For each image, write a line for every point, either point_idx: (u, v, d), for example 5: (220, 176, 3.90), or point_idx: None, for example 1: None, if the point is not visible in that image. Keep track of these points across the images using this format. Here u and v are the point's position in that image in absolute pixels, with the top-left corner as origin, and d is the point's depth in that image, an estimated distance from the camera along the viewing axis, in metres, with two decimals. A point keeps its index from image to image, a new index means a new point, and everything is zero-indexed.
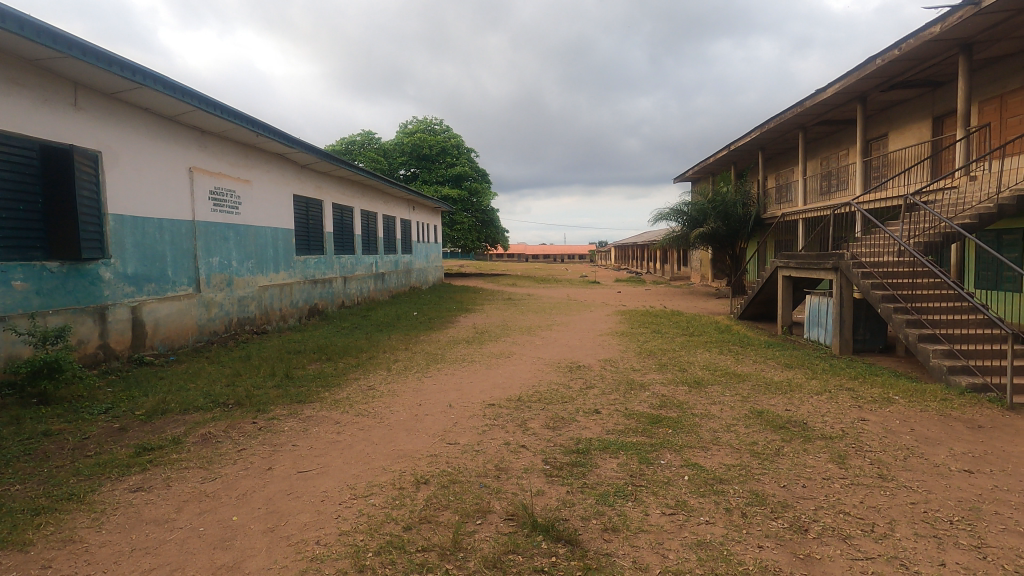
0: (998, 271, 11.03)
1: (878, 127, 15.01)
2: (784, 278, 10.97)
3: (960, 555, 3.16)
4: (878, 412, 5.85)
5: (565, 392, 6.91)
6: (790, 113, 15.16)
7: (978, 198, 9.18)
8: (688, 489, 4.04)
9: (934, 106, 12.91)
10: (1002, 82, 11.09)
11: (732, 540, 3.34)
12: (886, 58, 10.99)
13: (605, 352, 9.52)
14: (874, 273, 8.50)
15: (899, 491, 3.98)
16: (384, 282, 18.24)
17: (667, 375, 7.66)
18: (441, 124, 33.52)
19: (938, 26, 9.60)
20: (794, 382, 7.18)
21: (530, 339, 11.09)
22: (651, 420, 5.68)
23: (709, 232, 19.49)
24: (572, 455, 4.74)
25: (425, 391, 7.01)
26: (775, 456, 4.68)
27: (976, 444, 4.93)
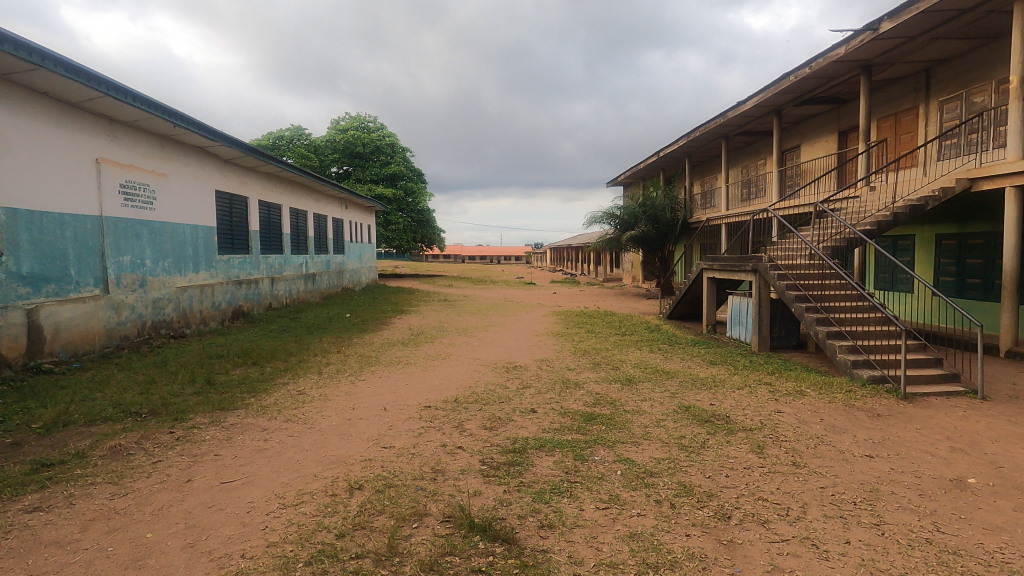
0: (894, 274, 12.10)
1: (792, 139, 16.12)
2: (709, 280, 11.55)
3: (863, 532, 3.45)
4: (792, 405, 6.27)
5: (502, 392, 6.95)
6: (714, 123, 15.99)
7: (877, 207, 10.06)
8: (621, 483, 4.17)
9: (840, 121, 14.03)
10: (896, 102, 12.23)
11: (662, 530, 3.48)
12: (798, 75, 11.83)
13: (541, 352, 9.66)
14: (788, 274, 9.13)
15: (811, 476, 4.29)
16: (315, 283, 17.60)
17: (601, 374, 7.86)
18: (375, 121, 32.75)
19: (843, 48, 10.43)
20: (717, 377, 7.57)
21: (466, 340, 11.06)
22: (585, 417, 5.81)
23: (640, 235, 20.20)
24: (509, 455, 4.76)
25: (358, 395, 6.83)
26: (700, 448, 4.91)
27: (875, 431, 5.39)
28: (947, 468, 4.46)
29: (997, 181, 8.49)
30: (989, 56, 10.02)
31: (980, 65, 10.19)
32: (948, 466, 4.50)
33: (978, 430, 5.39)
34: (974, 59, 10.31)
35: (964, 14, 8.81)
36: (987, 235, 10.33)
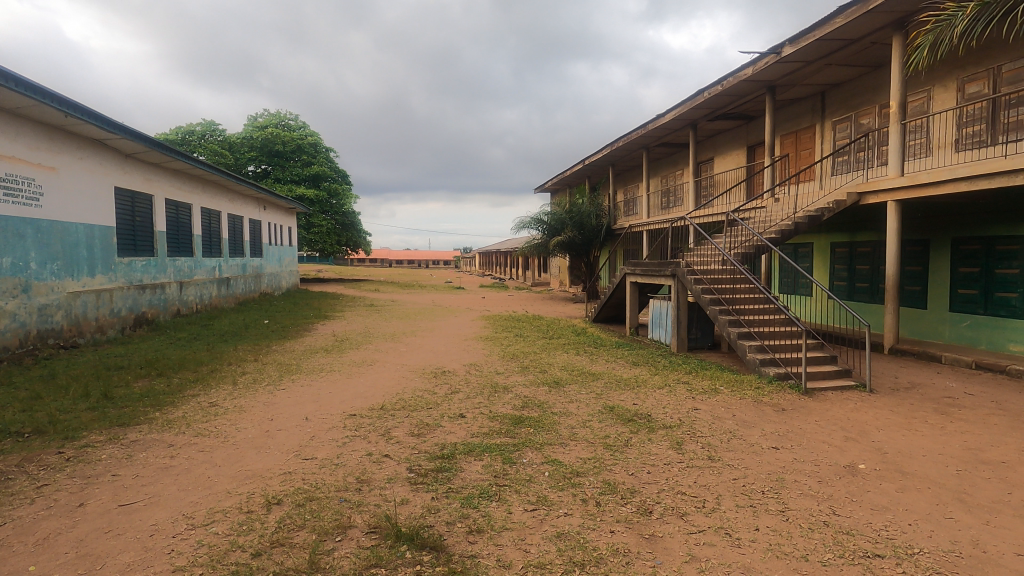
0: (796, 278, 13.13)
1: (706, 152, 17.11)
2: (632, 284, 12.00)
3: (770, 519, 3.70)
4: (708, 402, 6.64)
5: (430, 397, 6.85)
6: (636, 134, 16.70)
7: (781, 217, 10.89)
8: (548, 485, 4.23)
9: (748, 137, 15.09)
10: (796, 121, 13.33)
11: (588, 528, 3.56)
12: (711, 92, 12.60)
13: (469, 357, 9.64)
14: (704, 279, 9.67)
15: (725, 469, 4.55)
16: (229, 288, 16.58)
17: (528, 377, 7.95)
18: (296, 119, 31.44)
19: (750, 69, 11.23)
20: (640, 378, 7.88)
21: (393, 345, 10.83)
22: (513, 420, 5.86)
23: (567, 240, 20.69)
24: (437, 461, 4.70)
25: (277, 405, 6.49)
26: (624, 447, 5.08)
27: (781, 424, 5.81)
28: (841, 456, 4.88)
29: (881, 195, 9.43)
30: (873, 83, 11.15)
31: (866, 90, 11.31)
32: (842, 454, 4.93)
33: (867, 421, 5.95)
34: (861, 84, 11.41)
35: (852, 43, 9.75)
36: (873, 244, 11.45)
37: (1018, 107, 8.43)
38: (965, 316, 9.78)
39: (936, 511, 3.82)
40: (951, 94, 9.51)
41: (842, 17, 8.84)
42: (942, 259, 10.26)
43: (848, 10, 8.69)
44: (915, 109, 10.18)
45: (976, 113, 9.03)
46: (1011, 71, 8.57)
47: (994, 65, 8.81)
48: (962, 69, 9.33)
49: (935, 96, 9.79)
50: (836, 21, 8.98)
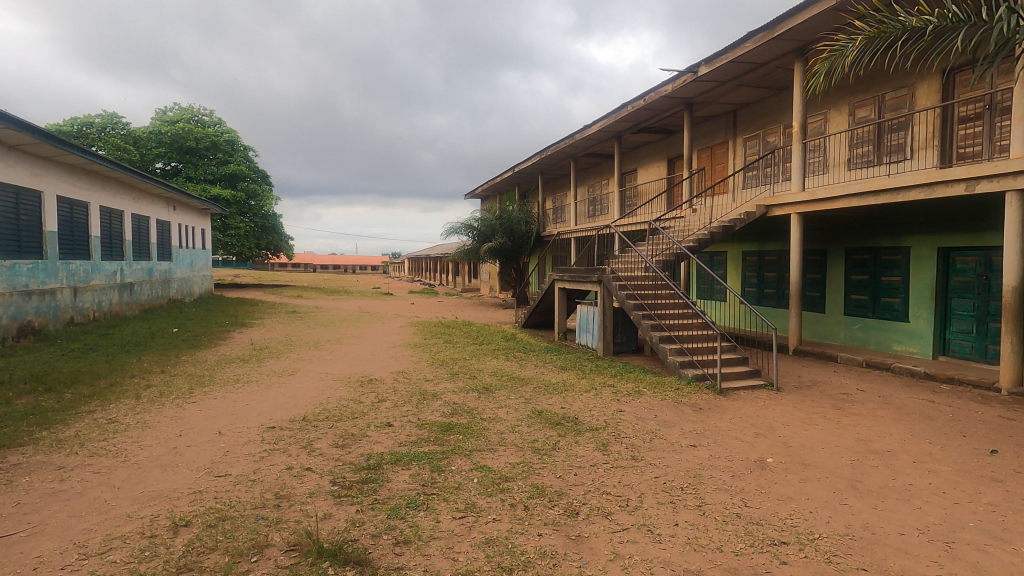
0: (712, 284, 13.92)
1: (629, 163, 17.81)
2: (560, 290, 12.24)
3: (689, 514, 3.88)
4: (632, 403, 6.88)
5: (356, 407, 6.64)
6: (564, 143, 17.11)
7: (698, 227, 11.51)
8: (477, 491, 4.21)
9: (668, 150, 15.87)
10: (711, 136, 14.17)
11: (516, 533, 3.58)
12: (634, 106, 13.16)
13: (397, 364, 9.44)
14: (628, 285, 10.02)
15: (647, 468, 4.73)
16: (133, 294, 15.31)
17: (458, 384, 7.90)
18: (211, 115, 29.63)
19: (670, 86, 11.82)
20: (568, 382, 8.04)
21: (317, 354, 10.42)
22: (442, 428, 5.78)
23: (497, 247, 20.83)
24: (362, 472, 4.56)
25: (187, 420, 6.04)
26: (552, 450, 5.16)
27: (698, 423, 6.13)
28: (752, 451, 5.22)
29: (785, 208, 10.21)
30: (778, 105, 12.08)
31: (773, 110, 12.22)
32: (752, 449, 5.26)
33: (774, 417, 6.39)
34: (768, 105, 12.32)
35: (760, 67, 10.51)
36: (778, 252, 12.37)
37: (899, 131, 9.41)
38: (857, 319, 10.76)
39: (833, 499, 4.16)
40: (844, 118, 10.48)
41: (751, 42, 9.52)
42: (837, 268, 11.24)
43: (756, 36, 9.37)
44: (815, 130, 11.11)
45: (864, 135, 9.99)
46: (893, 98, 9.56)
47: (879, 93, 9.79)
48: (853, 95, 10.30)
49: (831, 119, 10.75)
50: (746, 45, 9.66)
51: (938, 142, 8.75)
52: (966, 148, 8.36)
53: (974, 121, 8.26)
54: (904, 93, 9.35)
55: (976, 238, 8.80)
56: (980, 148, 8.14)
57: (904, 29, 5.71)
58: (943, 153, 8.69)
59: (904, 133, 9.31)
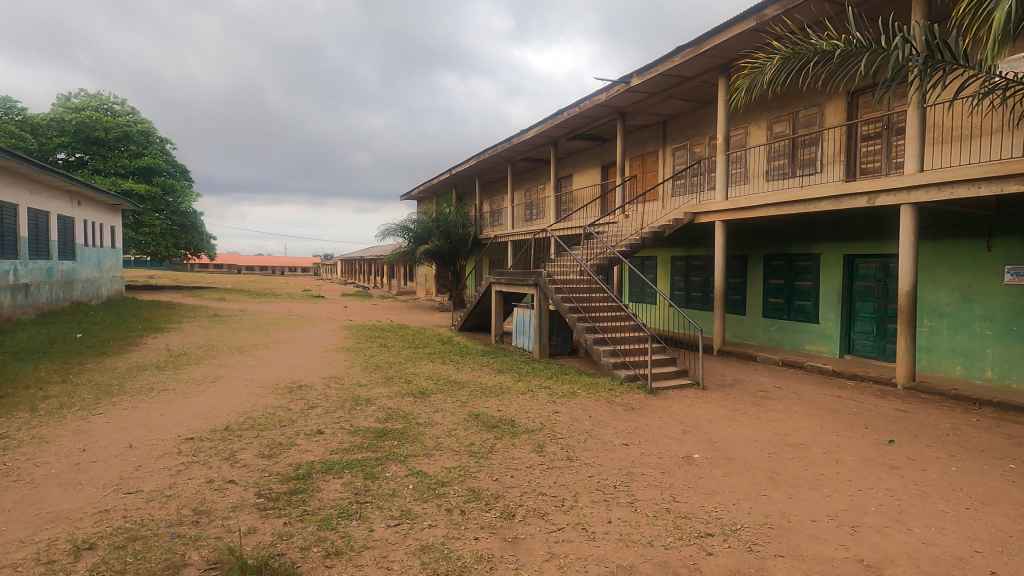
0: (643, 288, 14.48)
1: (565, 169, 18.16)
2: (496, 293, 12.25)
3: (621, 511, 3.98)
4: (567, 405, 6.99)
5: (284, 414, 6.34)
6: (501, 147, 17.20)
7: (630, 232, 11.88)
8: (412, 497, 4.13)
9: (602, 157, 16.32)
10: (642, 145, 14.70)
11: (452, 538, 3.54)
12: (570, 113, 13.43)
13: (328, 369, 9.12)
14: (564, 288, 10.18)
15: (581, 467, 4.82)
16: (28, 296, 13.91)
17: (392, 389, 7.72)
18: (122, 103, 27.47)
19: (604, 95, 12.16)
20: (504, 385, 8.06)
21: (241, 359, 9.88)
22: (376, 434, 5.63)
23: (433, 249, 20.62)
24: (291, 483, 4.36)
25: (92, 433, 5.54)
26: (489, 453, 5.15)
27: (630, 422, 6.31)
28: (680, 448, 5.43)
29: (710, 215, 10.74)
30: (703, 117, 12.72)
31: (699, 123, 12.86)
32: (680, 446, 5.48)
33: (701, 415, 6.70)
34: (695, 117, 12.95)
35: (687, 81, 11.02)
36: (704, 258, 13.01)
37: (810, 147, 10.15)
38: (774, 321, 11.49)
39: (754, 491, 4.40)
40: (762, 132, 11.18)
41: (680, 56, 9.96)
42: (756, 272, 11.96)
43: (684, 51, 9.81)
44: (736, 142, 11.78)
45: (780, 149, 10.70)
46: (805, 116, 10.30)
47: (793, 110, 10.53)
48: (770, 111, 11.01)
49: (751, 133, 11.43)
50: (675, 59, 10.10)
51: (844, 158, 9.51)
52: (868, 164, 9.13)
53: (874, 139, 9.04)
54: (815, 111, 10.10)
55: (875, 246, 9.64)
56: (879, 165, 8.92)
57: (815, 52, 6.16)
58: (847, 168, 9.45)
59: (815, 148, 10.05)
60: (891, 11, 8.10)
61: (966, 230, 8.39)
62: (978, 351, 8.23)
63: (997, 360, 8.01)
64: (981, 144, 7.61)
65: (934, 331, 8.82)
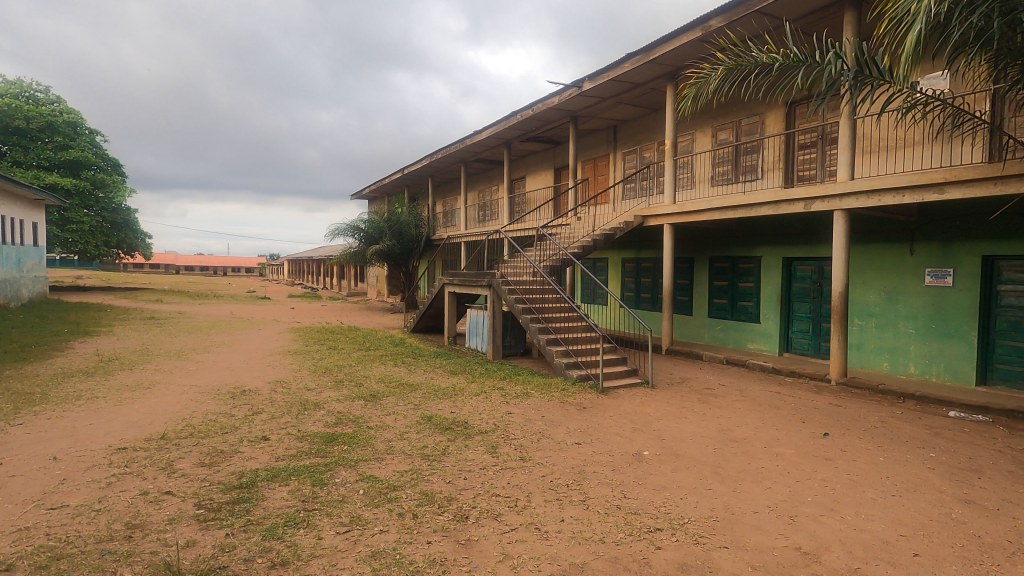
0: (595, 289, 14.76)
1: (518, 170, 18.25)
2: (450, 294, 12.15)
3: (574, 509, 4.03)
4: (521, 405, 7.02)
5: (226, 421, 6.07)
6: (454, 148, 17.11)
7: (583, 234, 12.05)
8: (363, 503, 4.04)
9: (555, 159, 16.51)
10: (594, 149, 14.97)
11: (404, 543, 3.48)
12: (523, 115, 13.52)
13: (274, 373, 8.80)
14: (517, 290, 10.21)
15: (534, 467, 4.85)
16: None
17: (342, 392, 7.53)
18: (46, 91, 25.67)
19: (556, 98, 12.31)
20: (457, 386, 8.00)
21: (179, 364, 9.40)
22: (325, 439, 5.48)
23: (384, 249, 20.28)
24: (233, 492, 4.17)
25: (9, 446, 5.12)
26: (441, 456, 5.10)
27: (583, 421, 6.40)
28: (630, 445, 5.55)
29: (659, 218, 11.04)
30: (652, 123, 13.08)
31: (648, 128, 13.20)
32: (630, 444, 5.60)
33: (650, 412, 6.87)
34: (644, 123, 13.29)
35: (636, 87, 11.30)
36: (653, 260, 13.37)
37: (752, 154, 10.60)
38: (718, 320, 11.93)
39: (700, 485, 4.55)
40: (708, 139, 11.59)
41: (629, 63, 10.19)
42: (702, 274, 12.38)
43: (634, 58, 10.05)
44: (684, 148, 12.17)
45: (725, 155, 11.13)
46: (747, 124, 10.75)
47: (736, 119, 10.98)
48: (715, 119, 11.44)
49: (697, 139, 11.83)
50: (625, 66, 10.33)
51: (782, 165, 9.99)
52: (804, 172, 9.62)
53: (810, 148, 9.53)
54: (756, 120, 10.57)
55: (811, 250, 10.17)
56: (814, 172, 9.41)
57: (756, 64, 6.44)
58: (786, 175, 9.93)
59: (756, 155, 10.51)
60: (824, 28, 8.57)
61: (892, 235, 8.96)
62: (902, 348, 8.81)
63: (918, 357, 8.60)
64: (904, 155, 8.16)
65: (864, 330, 9.38)
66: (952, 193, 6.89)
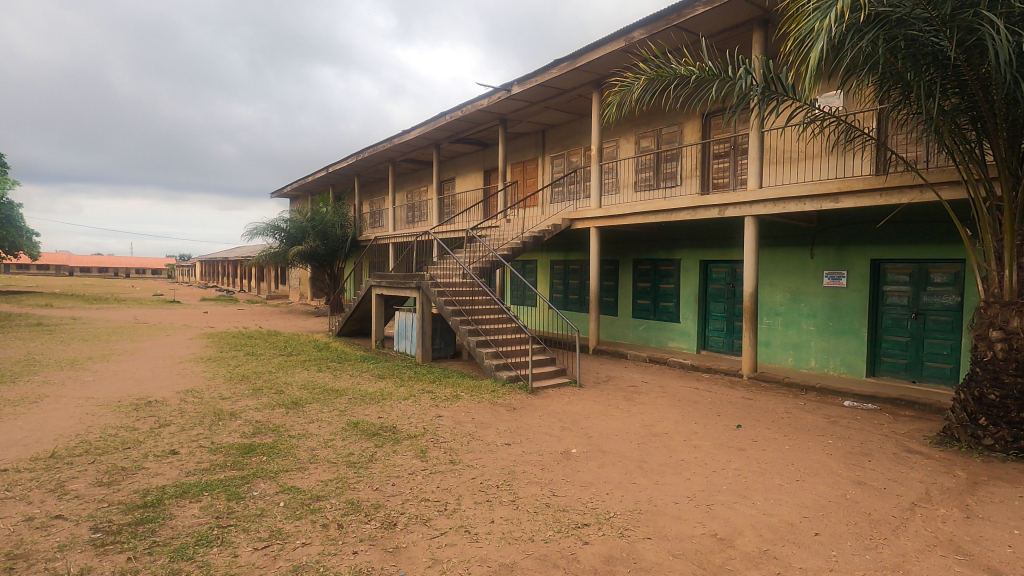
0: (525, 291, 14.94)
1: (447, 171, 18.12)
2: (377, 296, 11.85)
3: (504, 509, 4.04)
4: (450, 408, 6.96)
5: (129, 435, 5.58)
6: (382, 147, 16.73)
7: (512, 237, 12.15)
8: (283, 516, 3.84)
9: (484, 161, 16.55)
10: (523, 152, 15.15)
11: (329, 554, 3.35)
12: (452, 116, 13.45)
13: (185, 382, 8.19)
14: (446, 291, 10.12)
15: (465, 470, 4.83)
16: None
17: (261, 400, 7.14)
18: None
19: (486, 100, 12.34)
20: (385, 391, 7.81)
21: (73, 375, 8.54)
22: (241, 451, 5.16)
23: (308, 250, 19.47)
24: (137, 512, 3.84)
25: None
26: (368, 462, 4.96)
27: (512, 422, 6.44)
28: (559, 444, 5.65)
29: (585, 222, 11.32)
30: (579, 128, 13.41)
31: (575, 134, 13.52)
32: (559, 442, 5.70)
33: (578, 411, 7.02)
34: (571, 128, 13.60)
35: (564, 93, 11.55)
36: (580, 262, 13.71)
37: (672, 162, 11.13)
38: (642, 320, 12.42)
39: (625, 479, 4.71)
40: (631, 146, 12.05)
41: (558, 69, 10.39)
42: (626, 276, 12.84)
43: (562, 64, 10.25)
44: (609, 154, 12.57)
45: (647, 162, 11.62)
46: (668, 133, 11.27)
47: (657, 128, 11.48)
48: (638, 127, 11.91)
49: (621, 146, 12.27)
50: (553, 72, 10.52)
51: (699, 173, 10.56)
52: (719, 180, 10.22)
53: (724, 158, 10.14)
54: (675, 129, 11.11)
55: (725, 253, 10.81)
56: (727, 180, 10.02)
57: (676, 76, 6.74)
58: (702, 183, 10.50)
59: (675, 163, 11.04)
60: (736, 45, 9.16)
61: (796, 239, 9.70)
62: (804, 344, 9.55)
63: (818, 352, 9.35)
64: (806, 166, 8.85)
65: (772, 328, 10.08)
66: (846, 202, 7.55)
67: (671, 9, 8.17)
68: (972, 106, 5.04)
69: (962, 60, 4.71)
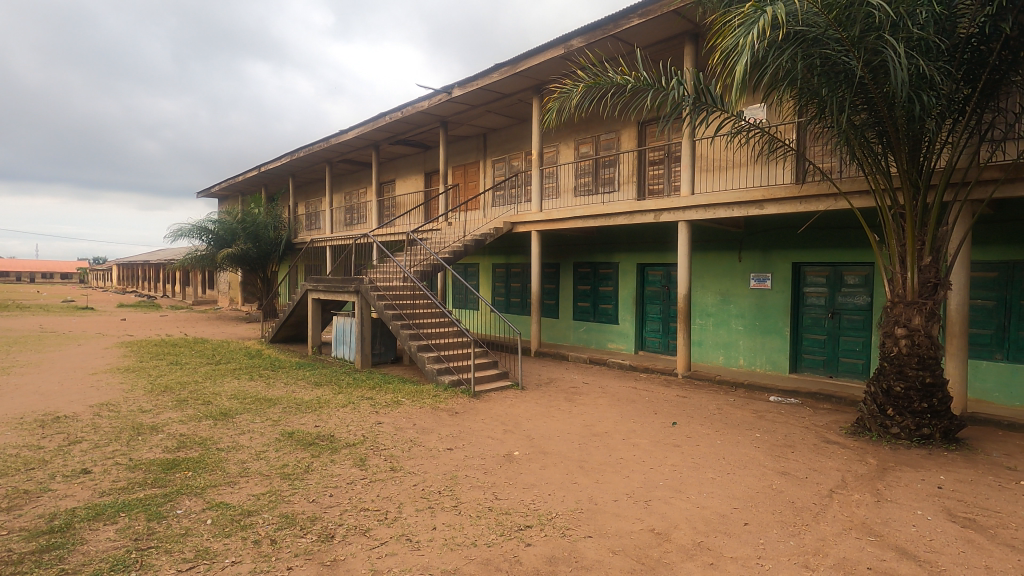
0: (467, 295, 14.88)
1: (387, 173, 17.80)
2: (314, 300, 11.44)
3: (446, 515, 3.99)
4: (390, 414, 6.81)
5: (32, 456, 5.09)
6: (319, 147, 16.21)
7: (454, 240, 12.07)
8: (211, 534, 3.63)
9: (425, 163, 16.37)
10: (464, 155, 15.12)
11: (261, 572, 3.19)
12: (392, 117, 13.22)
13: (98, 395, 7.57)
14: (386, 295, 9.91)
15: (406, 477, 4.74)
16: None
17: (186, 412, 6.72)
18: None
19: (426, 102, 12.21)
20: (322, 399, 7.55)
21: None
22: (164, 467, 4.83)
23: (238, 253, 18.54)
24: (42, 539, 3.51)
25: None
26: (304, 473, 4.77)
27: (454, 426, 6.38)
28: (501, 447, 5.65)
29: (527, 225, 11.42)
30: (520, 133, 13.52)
31: (516, 138, 13.63)
32: (501, 445, 5.70)
33: (521, 414, 7.04)
34: (512, 133, 13.70)
35: (505, 97, 11.62)
36: (522, 265, 13.80)
37: (610, 167, 11.43)
38: (582, 323, 12.65)
39: (566, 480, 4.77)
40: (571, 151, 12.28)
41: (498, 73, 10.43)
42: (567, 279, 13.05)
43: (503, 69, 10.31)
44: (549, 159, 12.77)
45: (586, 168, 11.87)
46: (605, 139, 11.57)
47: (595, 134, 11.77)
48: (577, 133, 12.17)
49: (562, 151, 12.49)
50: (493, 75, 10.55)
51: (635, 179, 10.90)
52: (654, 186, 10.59)
53: (658, 165, 10.52)
54: (613, 136, 11.42)
55: (660, 257, 11.21)
56: (662, 187, 10.40)
57: (612, 84, 6.90)
58: (639, 189, 10.85)
59: (613, 169, 11.35)
60: (669, 57, 9.54)
61: (726, 244, 10.19)
62: (733, 344, 10.04)
63: (746, 350, 9.85)
64: (734, 174, 9.33)
65: (704, 328, 10.53)
66: (770, 209, 8.00)
67: (608, 19, 8.39)
68: (878, 121, 5.47)
69: (870, 79, 5.11)
